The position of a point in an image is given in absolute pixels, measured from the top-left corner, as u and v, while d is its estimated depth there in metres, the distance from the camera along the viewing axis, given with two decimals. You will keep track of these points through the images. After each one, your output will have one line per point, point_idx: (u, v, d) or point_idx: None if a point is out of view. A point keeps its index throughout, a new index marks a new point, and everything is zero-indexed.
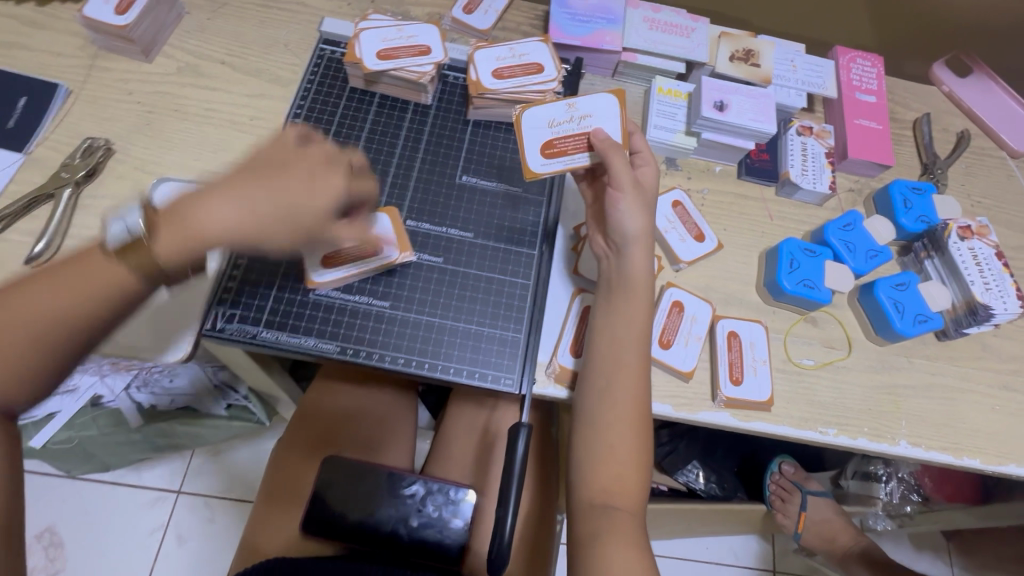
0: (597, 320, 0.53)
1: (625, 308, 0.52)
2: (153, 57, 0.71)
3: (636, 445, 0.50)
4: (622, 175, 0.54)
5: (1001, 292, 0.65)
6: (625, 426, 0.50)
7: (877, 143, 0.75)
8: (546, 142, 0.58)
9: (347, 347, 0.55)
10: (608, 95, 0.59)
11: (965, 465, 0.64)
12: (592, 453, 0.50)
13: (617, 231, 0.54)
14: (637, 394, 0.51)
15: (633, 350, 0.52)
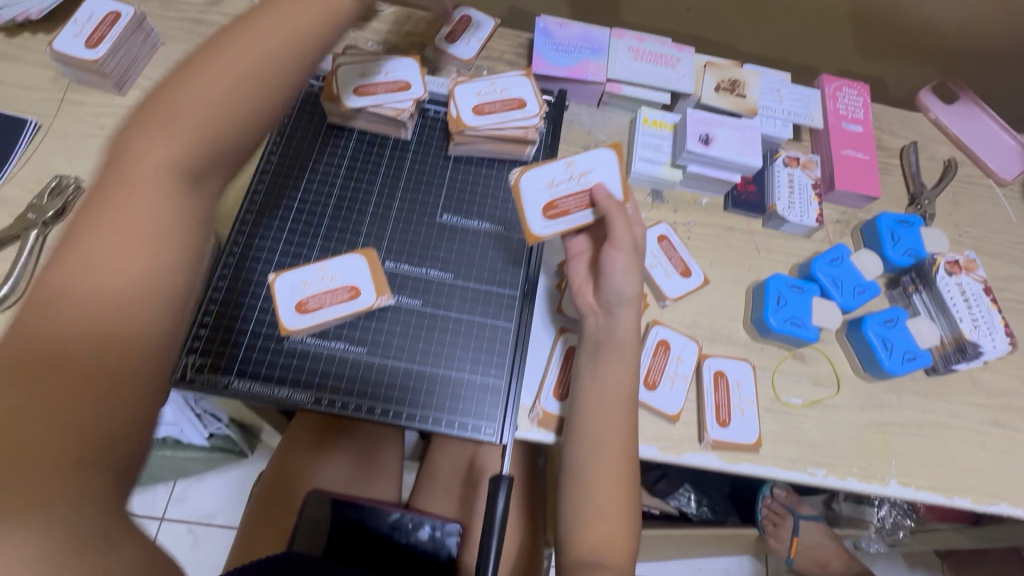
0: (583, 376, 0.52)
1: (610, 365, 0.51)
2: (127, 90, 0.69)
3: (623, 500, 0.49)
4: (621, 235, 0.52)
5: (989, 329, 0.64)
6: (611, 482, 0.49)
7: (864, 175, 0.74)
8: (547, 204, 0.55)
9: (322, 397, 0.53)
10: (608, 151, 0.57)
11: (957, 505, 0.63)
12: (579, 513, 0.49)
13: (609, 290, 0.51)
14: (622, 449, 0.50)
15: (616, 403, 0.50)
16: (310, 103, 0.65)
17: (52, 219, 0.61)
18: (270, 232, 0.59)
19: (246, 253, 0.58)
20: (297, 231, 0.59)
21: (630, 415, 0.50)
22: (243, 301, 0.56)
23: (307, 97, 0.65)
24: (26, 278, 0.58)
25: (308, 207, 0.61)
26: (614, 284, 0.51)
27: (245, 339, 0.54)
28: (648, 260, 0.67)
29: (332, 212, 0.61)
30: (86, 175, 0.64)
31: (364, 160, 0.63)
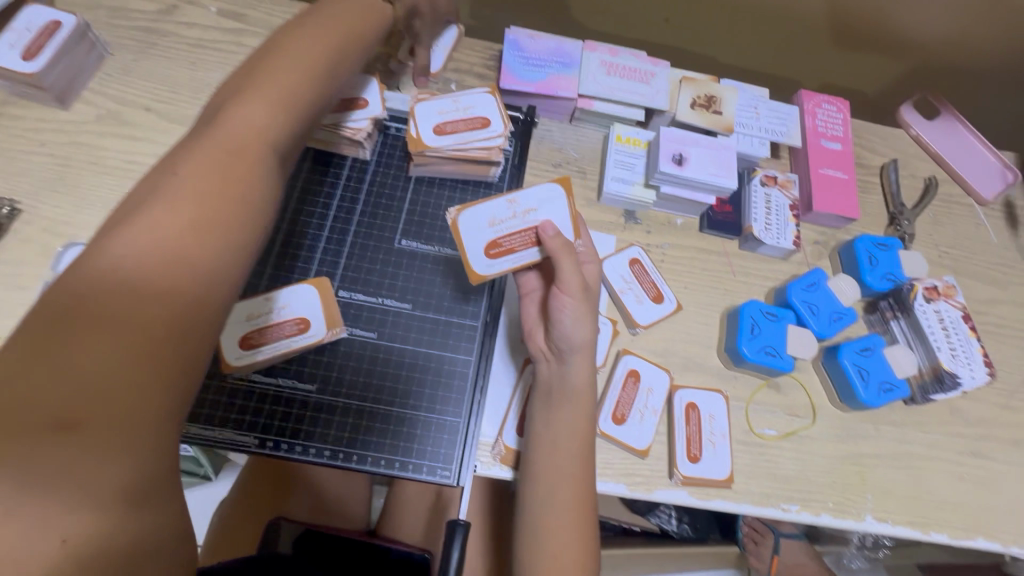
0: (538, 422, 0.50)
1: (566, 414, 0.50)
2: (70, 103, 0.65)
3: (579, 551, 0.48)
4: (569, 276, 0.50)
5: (967, 359, 0.63)
6: (568, 531, 0.48)
7: (843, 195, 0.72)
8: (490, 242, 0.53)
9: (266, 440, 0.50)
10: (553, 185, 0.55)
11: (933, 540, 0.61)
12: (534, 565, 0.48)
13: (559, 336, 0.50)
14: (579, 496, 0.49)
15: (573, 449, 0.49)
16: None
17: None
18: None
19: None
20: None
21: (586, 459, 0.49)
22: None
23: None
24: None
25: None
26: (565, 330, 0.50)
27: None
28: (618, 285, 0.65)
29: (284, 237, 0.57)
30: (23, 197, 0.60)
31: (321, 182, 0.60)
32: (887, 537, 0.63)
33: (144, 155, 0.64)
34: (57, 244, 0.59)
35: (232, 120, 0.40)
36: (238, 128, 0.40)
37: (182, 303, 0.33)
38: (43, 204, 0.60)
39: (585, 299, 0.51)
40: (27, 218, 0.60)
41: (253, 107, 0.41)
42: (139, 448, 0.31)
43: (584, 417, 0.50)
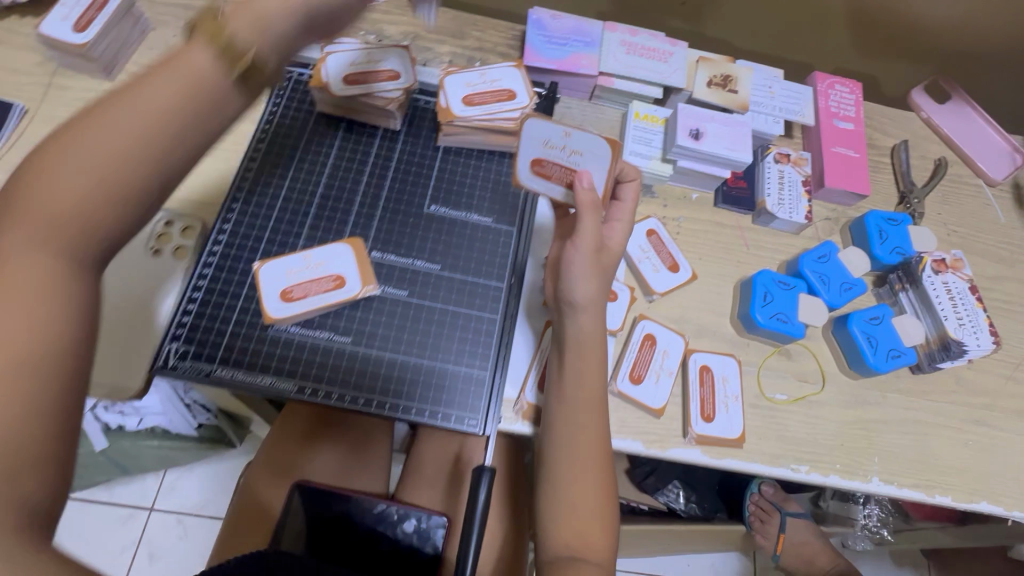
0: (561, 377, 0.53)
1: (580, 362, 0.52)
2: (115, 74, 0.69)
3: (599, 494, 0.51)
4: (587, 234, 0.53)
5: (974, 328, 0.65)
6: (588, 480, 0.51)
7: (854, 172, 0.74)
8: (535, 159, 0.56)
9: (305, 386, 0.53)
10: (605, 143, 0.56)
11: (938, 502, 0.63)
12: (556, 509, 0.51)
13: (576, 293, 0.53)
14: (597, 445, 0.52)
15: (589, 392, 0.52)
16: (299, 90, 0.65)
17: None
18: (256, 221, 0.59)
19: (233, 238, 0.58)
20: (282, 220, 0.59)
21: (600, 409, 0.52)
22: (227, 287, 0.56)
23: (295, 84, 0.65)
24: None
25: (294, 196, 0.60)
26: (583, 290, 0.53)
27: (230, 324, 0.54)
28: (635, 254, 0.67)
29: (320, 201, 0.60)
30: None
31: (353, 150, 0.63)
32: (893, 500, 0.65)
33: None
34: None
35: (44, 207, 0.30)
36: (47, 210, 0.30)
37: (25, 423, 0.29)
38: None
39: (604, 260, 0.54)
40: None
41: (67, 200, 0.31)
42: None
43: (596, 375, 0.53)
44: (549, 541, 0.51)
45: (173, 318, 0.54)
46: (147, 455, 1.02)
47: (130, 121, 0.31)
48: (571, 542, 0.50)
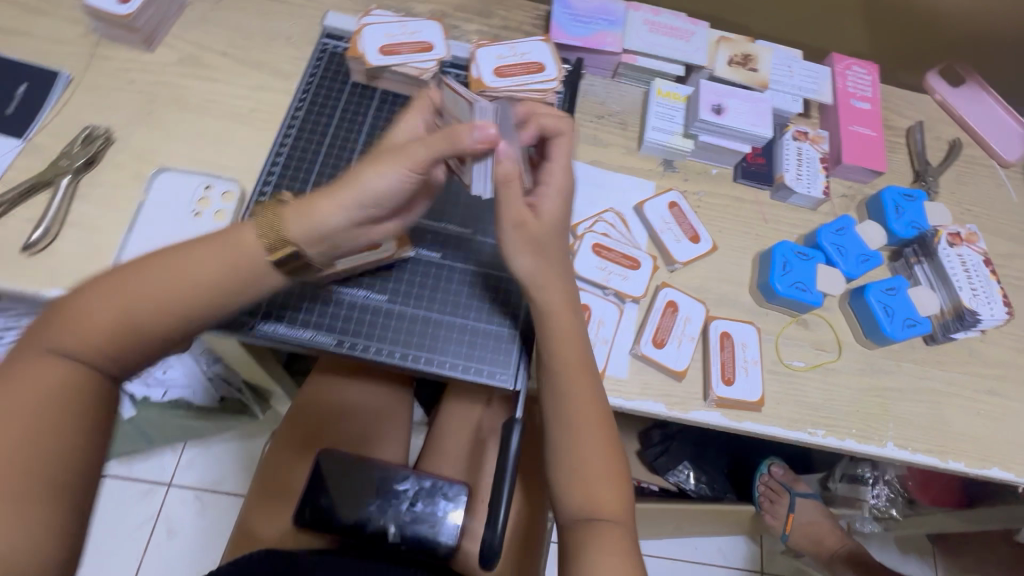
0: (547, 343, 0.54)
1: (562, 325, 0.54)
2: (155, 46, 0.71)
3: (605, 447, 0.53)
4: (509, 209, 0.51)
5: (988, 298, 0.67)
6: (595, 443, 0.52)
7: (871, 149, 0.76)
8: None
9: (343, 340, 0.55)
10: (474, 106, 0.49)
11: (950, 468, 0.65)
12: (563, 463, 0.52)
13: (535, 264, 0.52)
14: (597, 408, 0.53)
15: (576, 349, 0.54)
16: (338, 61, 0.70)
17: (83, 167, 0.63)
18: (296, 182, 0.64)
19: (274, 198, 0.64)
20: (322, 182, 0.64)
21: (590, 373, 0.54)
22: None
23: (333, 55, 0.71)
24: (58, 222, 0.60)
25: (334, 159, 0.66)
26: (535, 263, 0.52)
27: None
28: (657, 225, 0.69)
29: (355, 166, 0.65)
30: (116, 128, 0.66)
31: (387, 118, 0.68)
32: (907, 465, 0.67)
33: (223, 95, 0.70)
34: (148, 170, 0.65)
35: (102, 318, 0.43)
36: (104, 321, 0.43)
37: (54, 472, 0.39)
38: (135, 134, 0.66)
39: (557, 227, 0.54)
40: (120, 146, 0.65)
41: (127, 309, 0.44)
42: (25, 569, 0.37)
43: (578, 342, 0.54)
44: (565, 504, 0.52)
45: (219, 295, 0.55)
46: (172, 425, 1.04)
47: (188, 269, 0.45)
48: (583, 504, 0.51)
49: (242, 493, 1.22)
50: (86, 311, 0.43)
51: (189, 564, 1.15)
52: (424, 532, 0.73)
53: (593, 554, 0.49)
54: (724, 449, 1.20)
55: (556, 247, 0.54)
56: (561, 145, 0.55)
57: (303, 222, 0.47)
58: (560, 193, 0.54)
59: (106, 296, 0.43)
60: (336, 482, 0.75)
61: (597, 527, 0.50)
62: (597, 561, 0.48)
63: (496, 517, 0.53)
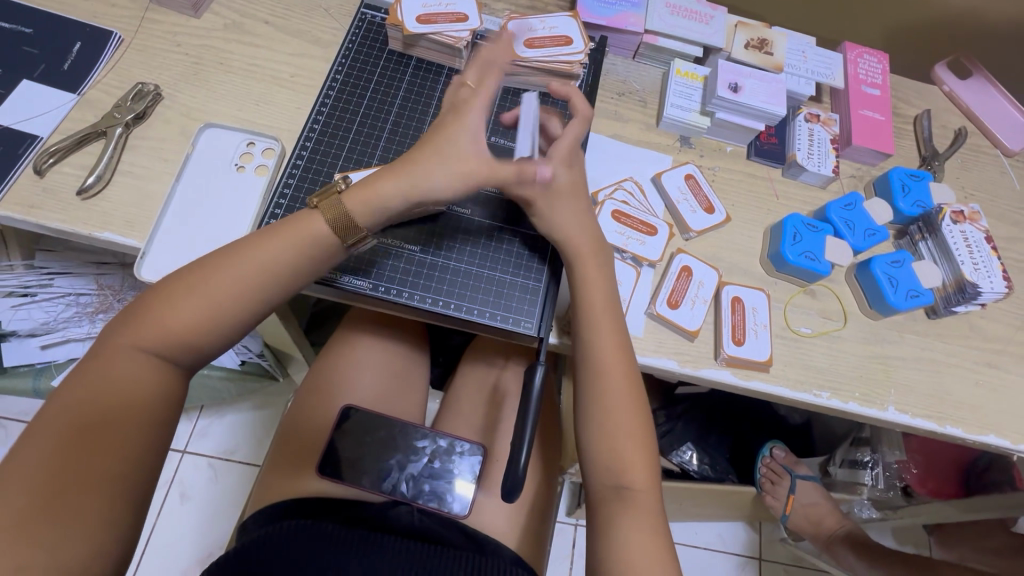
0: (580, 311, 0.59)
1: (592, 276, 0.60)
2: (202, 12, 0.74)
3: (634, 394, 0.57)
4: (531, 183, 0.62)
5: (989, 273, 0.70)
6: (626, 419, 0.56)
7: (879, 133, 0.79)
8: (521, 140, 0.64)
9: (379, 286, 0.61)
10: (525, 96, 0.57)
11: (949, 434, 0.68)
12: (595, 409, 0.57)
13: (569, 247, 0.60)
14: (631, 391, 0.58)
15: (609, 305, 0.59)
16: (375, 30, 0.74)
17: (133, 121, 0.67)
18: (333, 141, 0.68)
19: (313, 156, 0.66)
20: (359, 142, 0.68)
21: (626, 357, 0.59)
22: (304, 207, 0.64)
23: (372, 25, 0.75)
24: (110, 170, 0.64)
25: (370, 121, 0.69)
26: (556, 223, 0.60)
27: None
28: (674, 196, 0.73)
29: (392, 128, 0.69)
30: (164, 87, 0.70)
31: (421, 85, 0.72)
32: (907, 431, 0.69)
33: (265, 60, 0.73)
34: (193, 126, 0.68)
35: (175, 309, 0.51)
36: (177, 314, 0.51)
37: (128, 442, 0.46)
38: (182, 93, 0.70)
39: (578, 208, 0.61)
40: (168, 103, 0.69)
41: (191, 300, 0.51)
42: (99, 513, 0.43)
43: (614, 330, 0.59)
44: (590, 447, 0.57)
45: None
46: (197, 387, 1.08)
47: (253, 261, 0.53)
48: (611, 478, 0.55)
49: (254, 462, 1.24)
50: (165, 312, 0.51)
51: (200, 530, 1.17)
52: (442, 488, 0.77)
53: (624, 516, 0.53)
54: (727, 434, 1.21)
55: (592, 241, 0.61)
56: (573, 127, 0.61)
57: (364, 199, 0.56)
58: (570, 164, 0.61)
59: (184, 293, 0.51)
60: (354, 449, 0.77)
61: (627, 501, 0.54)
62: (629, 534, 0.52)
63: (518, 462, 0.57)
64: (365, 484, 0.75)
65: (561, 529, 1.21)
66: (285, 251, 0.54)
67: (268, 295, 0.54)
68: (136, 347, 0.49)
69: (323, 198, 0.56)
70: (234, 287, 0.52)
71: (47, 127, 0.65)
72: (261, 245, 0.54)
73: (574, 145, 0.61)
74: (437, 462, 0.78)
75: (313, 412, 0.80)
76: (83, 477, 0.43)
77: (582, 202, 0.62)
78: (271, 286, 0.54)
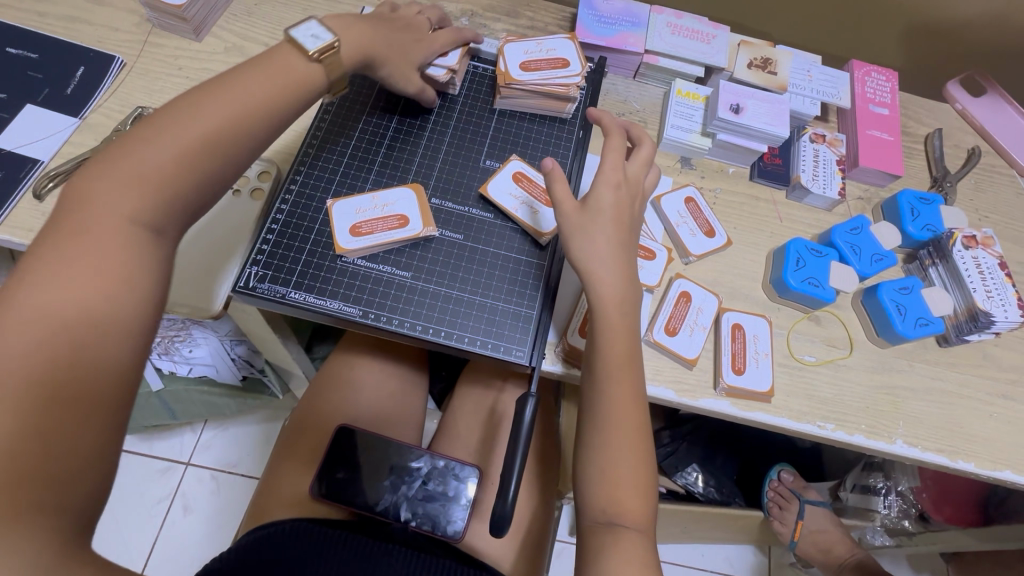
0: (597, 345, 0.56)
1: (614, 314, 0.56)
2: (203, 36, 0.75)
3: (636, 422, 0.55)
4: (604, 199, 0.58)
5: (1002, 301, 0.68)
6: (627, 458, 0.54)
7: (888, 153, 0.77)
8: (515, 176, 0.68)
9: (368, 312, 0.60)
10: (514, 165, 0.69)
11: (961, 469, 0.64)
12: (593, 441, 0.54)
13: (591, 287, 0.56)
14: (637, 440, 0.54)
15: (625, 335, 0.56)
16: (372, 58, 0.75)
17: None
18: (326, 165, 0.67)
19: (306, 179, 0.66)
20: (354, 166, 0.68)
21: (638, 410, 0.55)
22: (299, 229, 0.63)
23: None
24: None
25: (364, 145, 0.69)
26: (576, 248, 0.57)
27: (301, 257, 0.62)
28: (674, 219, 0.71)
29: (386, 149, 0.69)
30: None
31: (417, 108, 0.72)
32: (916, 465, 0.66)
33: None
34: None
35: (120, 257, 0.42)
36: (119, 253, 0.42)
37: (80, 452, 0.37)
38: None
39: (609, 243, 0.57)
40: None
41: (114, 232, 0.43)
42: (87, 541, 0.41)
43: (628, 373, 0.55)
44: (586, 482, 0.54)
45: (243, 274, 0.61)
46: (196, 400, 1.07)
47: (213, 110, 0.48)
48: (603, 514, 0.53)
49: (257, 476, 1.24)
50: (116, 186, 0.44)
51: (203, 543, 1.17)
52: (437, 511, 0.74)
53: (611, 556, 0.50)
54: (735, 455, 1.17)
55: (619, 272, 0.57)
56: (615, 142, 0.61)
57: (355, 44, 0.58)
58: (619, 186, 0.59)
59: (140, 151, 0.45)
60: (350, 462, 0.75)
61: (618, 534, 0.51)
62: (616, 567, 0.49)
63: (507, 496, 0.55)
64: (357, 504, 0.73)
65: (562, 549, 1.19)
66: (274, 88, 0.51)
67: (246, 133, 0.49)
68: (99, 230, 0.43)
69: (323, 53, 0.54)
70: (186, 145, 0.46)
71: (47, 151, 0.66)
72: (218, 98, 0.48)
73: (633, 176, 0.61)
74: (432, 483, 0.76)
75: (313, 429, 0.79)
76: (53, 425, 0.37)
77: (624, 236, 0.58)
78: (253, 125, 0.50)
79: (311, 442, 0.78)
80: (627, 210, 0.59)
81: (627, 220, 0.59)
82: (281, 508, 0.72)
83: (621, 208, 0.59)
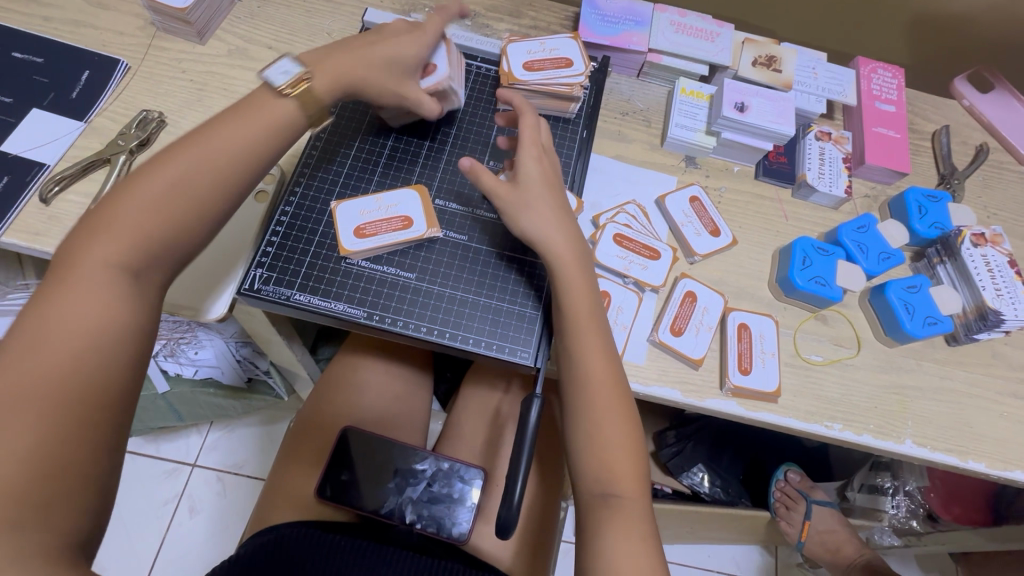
0: (563, 317, 0.56)
1: (571, 287, 0.56)
2: (207, 39, 0.75)
3: (619, 392, 0.55)
4: (531, 170, 0.59)
5: (1012, 299, 0.67)
6: (616, 427, 0.54)
7: (895, 151, 0.77)
8: None
9: (372, 313, 0.60)
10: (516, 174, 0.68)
11: (971, 469, 0.64)
12: (581, 419, 0.54)
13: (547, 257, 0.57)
14: (625, 418, 0.54)
15: (582, 300, 0.56)
16: None
17: (137, 148, 0.67)
18: (331, 167, 0.67)
19: (310, 182, 0.66)
20: (358, 167, 0.68)
21: (620, 384, 0.55)
22: (303, 229, 0.63)
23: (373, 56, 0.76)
24: None
25: (368, 146, 0.69)
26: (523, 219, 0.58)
27: (306, 260, 0.62)
28: (679, 219, 0.71)
29: (392, 147, 0.69)
30: (168, 113, 0.71)
31: None
32: (925, 465, 0.66)
33: None
34: None
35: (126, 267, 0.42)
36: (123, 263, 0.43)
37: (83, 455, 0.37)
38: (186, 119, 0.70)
39: (552, 213, 0.58)
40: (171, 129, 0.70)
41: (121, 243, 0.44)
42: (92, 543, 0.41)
43: (598, 338, 0.56)
44: (580, 460, 0.54)
45: (248, 277, 0.61)
46: (201, 402, 1.08)
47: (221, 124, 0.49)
48: (599, 486, 0.52)
49: (263, 477, 1.24)
50: (127, 192, 0.46)
51: (210, 544, 1.17)
52: (442, 513, 0.75)
53: (610, 532, 0.50)
54: (742, 455, 1.17)
55: (566, 240, 0.57)
56: (529, 117, 0.62)
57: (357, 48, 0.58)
58: (541, 156, 0.60)
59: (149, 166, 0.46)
60: (354, 462, 0.76)
61: (613, 507, 0.51)
62: (614, 546, 0.49)
63: (512, 493, 0.55)
64: (362, 506, 0.73)
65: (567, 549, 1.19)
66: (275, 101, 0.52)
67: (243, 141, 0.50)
68: (108, 238, 0.44)
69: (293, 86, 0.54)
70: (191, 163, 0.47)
71: (53, 155, 0.67)
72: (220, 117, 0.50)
73: (540, 138, 0.62)
74: (438, 485, 0.76)
75: (317, 431, 0.79)
76: (57, 431, 0.37)
77: (558, 199, 0.60)
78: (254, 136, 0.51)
79: (315, 444, 0.78)
80: (552, 175, 0.61)
81: (555, 182, 0.60)
82: (286, 510, 0.72)
83: (548, 173, 0.60)
